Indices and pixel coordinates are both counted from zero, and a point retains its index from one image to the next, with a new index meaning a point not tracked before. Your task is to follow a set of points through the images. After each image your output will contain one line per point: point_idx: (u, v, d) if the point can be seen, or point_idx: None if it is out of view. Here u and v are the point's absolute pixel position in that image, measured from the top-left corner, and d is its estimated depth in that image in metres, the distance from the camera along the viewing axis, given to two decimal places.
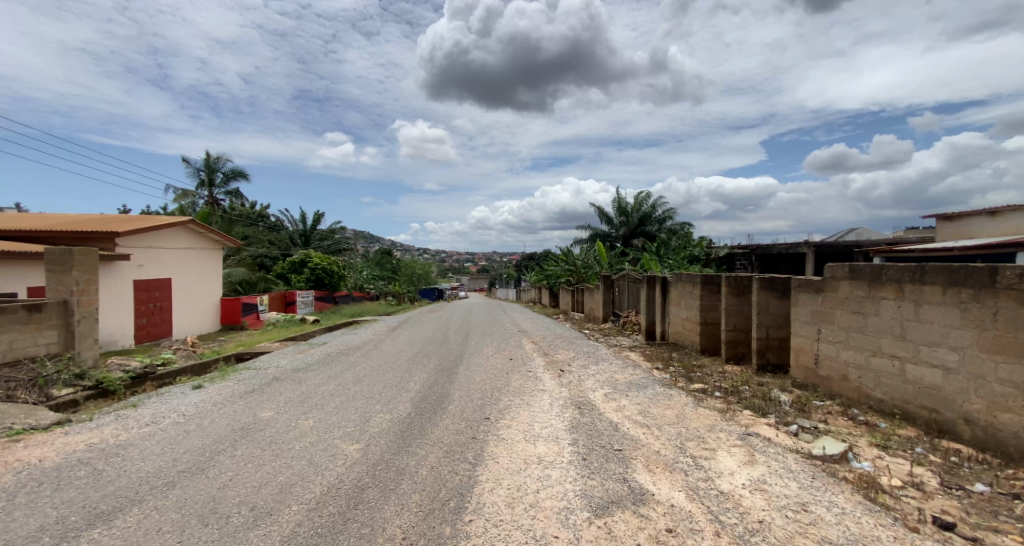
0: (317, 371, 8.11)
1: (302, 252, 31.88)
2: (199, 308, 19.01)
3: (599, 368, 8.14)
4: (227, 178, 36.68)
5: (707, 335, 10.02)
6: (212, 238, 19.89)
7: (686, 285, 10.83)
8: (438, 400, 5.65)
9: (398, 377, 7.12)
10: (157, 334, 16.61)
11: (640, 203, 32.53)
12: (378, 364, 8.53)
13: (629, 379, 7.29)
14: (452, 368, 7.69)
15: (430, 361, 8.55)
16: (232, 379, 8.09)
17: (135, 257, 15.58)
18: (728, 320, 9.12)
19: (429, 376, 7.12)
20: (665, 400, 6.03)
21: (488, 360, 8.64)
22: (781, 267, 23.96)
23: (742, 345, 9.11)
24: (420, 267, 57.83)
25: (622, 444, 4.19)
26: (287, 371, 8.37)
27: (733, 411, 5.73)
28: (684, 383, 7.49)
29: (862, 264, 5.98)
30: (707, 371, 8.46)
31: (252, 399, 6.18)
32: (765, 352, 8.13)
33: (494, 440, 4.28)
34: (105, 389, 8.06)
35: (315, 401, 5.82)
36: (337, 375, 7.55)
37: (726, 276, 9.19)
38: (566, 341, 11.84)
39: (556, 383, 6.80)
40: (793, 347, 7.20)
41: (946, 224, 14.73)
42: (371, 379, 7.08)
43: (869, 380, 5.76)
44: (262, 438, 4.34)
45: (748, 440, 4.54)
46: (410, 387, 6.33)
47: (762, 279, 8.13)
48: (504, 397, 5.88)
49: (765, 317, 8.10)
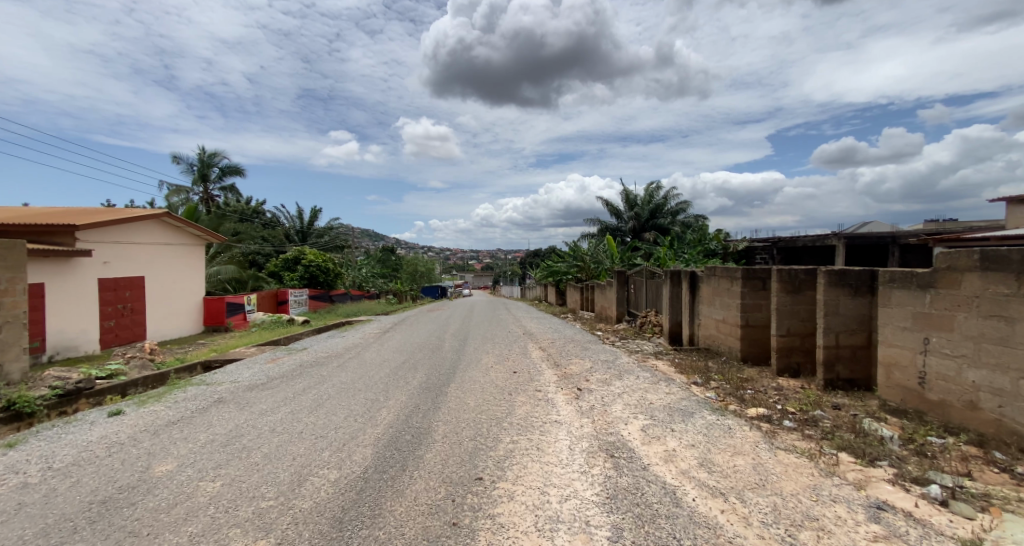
0: (274, 391, 6.53)
1: (296, 249, 30.40)
2: (176, 309, 17.47)
3: (625, 386, 6.51)
4: (223, 173, 35.45)
5: (750, 340, 8.38)
6: (192, 233, 18.39)
7: (721, 280, 9.18)
8: (412, 444, 4.03)
9: (368, 401, 5.53)
10: (128, 338, 15.07)
11: (650, 195, 30.90)
12: (352, 380, 6.96)
13: (666, 402, 5.67)
14: (440, 387, 6.12)
15: (416, 377, 6.95)
16: (172, 398, 6.53)
17: (100, 254, 14.06)
18: (779, 323, 7.47)
19: (409, 399, 5.54)
20: (726, 438, 4.42)
21: (487, 375, 7.03)
22: (806, 259, 22.22)
23: (797, 354, 7.47)
24: (421, 265, 56.16)
25: (699, 542, 2.54)
26: (239, 389, 6.79)
27: (824, 457, 4.10)
28: (737, 406, 5.87)
29: (1004, 250, 4.24)
30: (759, 387, 6.83)
31: (165, 436, 4.57)
32: (833, 364, 6.49)
33: (487, 531, 2.64)
34: (19, 412, 6.46)
35: (244, 442, 4.20)
36: (293, 397, 5.96)
37: (775, 269, 7.57)
38: (579, 347, 10.24)
39: (575, 410, 5.19)
40: (883, 361, 5.55)
41: (1017, 209, 12.94)
42: (334, 403, 5.49)
43: (1018, 412, 4.04)
44: (117, 531, 2.71)
45: (888, 523, 2.89)
46: (379, 420, 4.74)
47: (831, 272, 6.49)
48: (505, 436, 4.25)
49: (834, 320, 6.46)
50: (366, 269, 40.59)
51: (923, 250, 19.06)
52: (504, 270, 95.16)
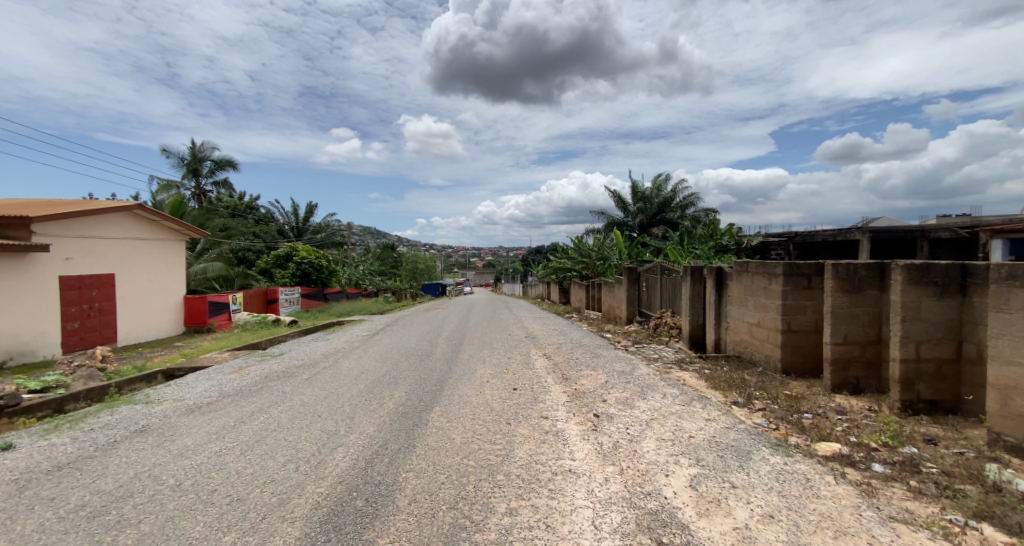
0: (216, 413, 5.27)
1: (288, 246, 29.03)
2: (152, 309, 16.24)
3: (652, 409, 5.24)
4: (215, 167, 34.32)
5: (793, 348, 7.11)
6: (170, 228, 17.14)
7: (755, 277, 7.89)
8: (362, 518, 2.75)
9: (324, 435, 4.25)
10: (96, 341, 13.78)
11: (659, 188, 29.60)
12: (315, 400, 5.67)
13: (712, 437, 4.40)
14: (420, 414, 4.84)
15: (393, 396, 5.69)
16: (88, 424, 5.24)
17: (61, 249, 12.81)
18: (834, 328, 6.21)
19: (377, 433, 4.28)
20: (813, 502, 3.13)
21: (482, 394, 5.71)
22: (824, 254, 20.93)
23: (856, 367, 6.20)
24: (420, 262, 54.62)
25: None
26: (177, 410, 5.51)
27: (966, 536, 2.81)
28: (800, 439, 4.60)
29: None
30: (817, 409, 5.55)
31: (26, 495, 3.29)
32: (913, 382, 5.27)
33: None
34: None
35: (124, 510, 2.93)
36: (233, 426, 4.69)
37: (829, 264, 6.30)
38: (589, 353, 8.99)
39: (594, 449, 3.91)
40: (993, 382, 4.27)
41: None
42: (279, 438, 4.21)
43: None
44: None
45: None
46: (328, 470, 3.44)
47: (911, 268, 5.24)
48: (501, 502, 2.96)
49: (914, 327, 5.24)
50: (363, 266, 39.35)
51: (953, 243, 17.66)
52: (506, 268, 93.46)
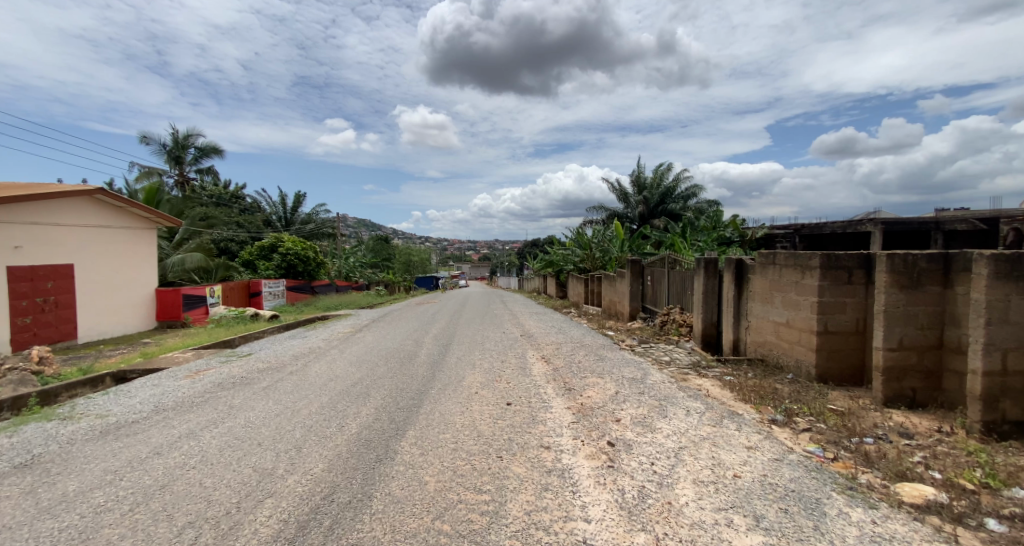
0: (131, 439, 4.19)
1: (273, 236, 27.75)
2: (120, 303, 15.09)
3: (679, 432, 4.24)
4: (200, 155, 32.97)
5: (831, 353, 6.11)
6: (141, 216, 15.91)
7: (784, 270, 6.90)
8: None
9: (253, 479, 3.18)
10: (53, 337, 12.66)
11: (660, 178, 28.61)
12: (263, 419, 4.62)
13: (764, 477, 3.38)
14: (388, 444, 3.78)
15: (358, 415, 4.62)
16: None
17: (8, 236, 11.63)
18: (887, 331, 5.23)
19: (323, 475, 3.21)
20: None
21: (468, 412, 4.67)
22: (831, 245, 20.03)
23: (912, 378, 5.22)
24: (416, 255, 53.40)
25: None
26: (85, 435, 4.41)
27: None
28: (873, 476, 3.59)
29: None
30: (877, 430, 4.55)
31: None
32: (997, 399, 4.27)
33: None
34: None
35: None
36: (139, 461, 3.59)
37: (883, 254, 5.28)
38: (594, 355, 7.98)
39: (614, 502, 2.88)
40: None
41: None
42: (192, 482, 3.15)
43: None
44: None
45: None
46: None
47: (999, 259, 4.22)
48: None
49: (999, 332, 4.24)
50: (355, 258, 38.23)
51: (969, 234, 16.67)
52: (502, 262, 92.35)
